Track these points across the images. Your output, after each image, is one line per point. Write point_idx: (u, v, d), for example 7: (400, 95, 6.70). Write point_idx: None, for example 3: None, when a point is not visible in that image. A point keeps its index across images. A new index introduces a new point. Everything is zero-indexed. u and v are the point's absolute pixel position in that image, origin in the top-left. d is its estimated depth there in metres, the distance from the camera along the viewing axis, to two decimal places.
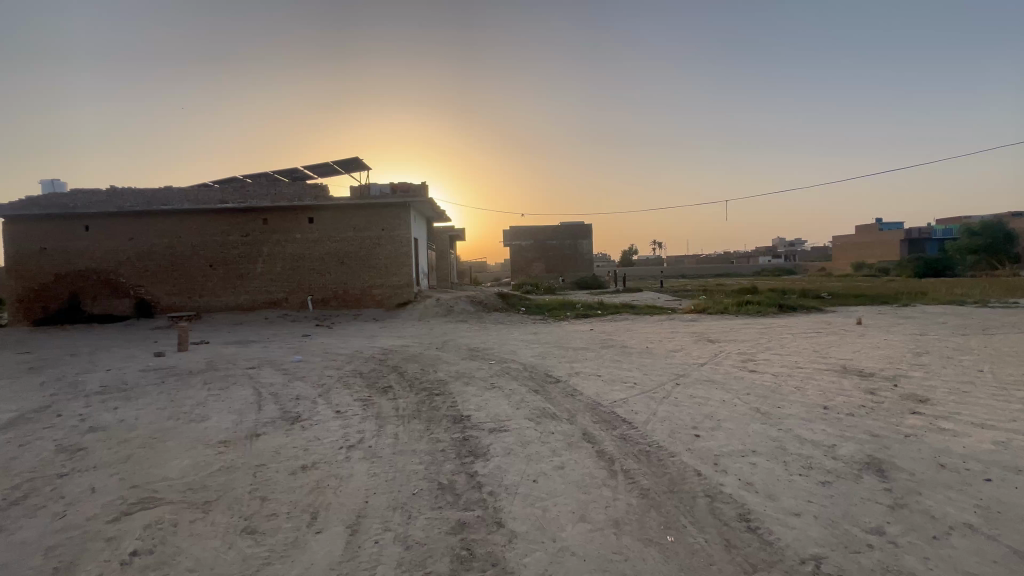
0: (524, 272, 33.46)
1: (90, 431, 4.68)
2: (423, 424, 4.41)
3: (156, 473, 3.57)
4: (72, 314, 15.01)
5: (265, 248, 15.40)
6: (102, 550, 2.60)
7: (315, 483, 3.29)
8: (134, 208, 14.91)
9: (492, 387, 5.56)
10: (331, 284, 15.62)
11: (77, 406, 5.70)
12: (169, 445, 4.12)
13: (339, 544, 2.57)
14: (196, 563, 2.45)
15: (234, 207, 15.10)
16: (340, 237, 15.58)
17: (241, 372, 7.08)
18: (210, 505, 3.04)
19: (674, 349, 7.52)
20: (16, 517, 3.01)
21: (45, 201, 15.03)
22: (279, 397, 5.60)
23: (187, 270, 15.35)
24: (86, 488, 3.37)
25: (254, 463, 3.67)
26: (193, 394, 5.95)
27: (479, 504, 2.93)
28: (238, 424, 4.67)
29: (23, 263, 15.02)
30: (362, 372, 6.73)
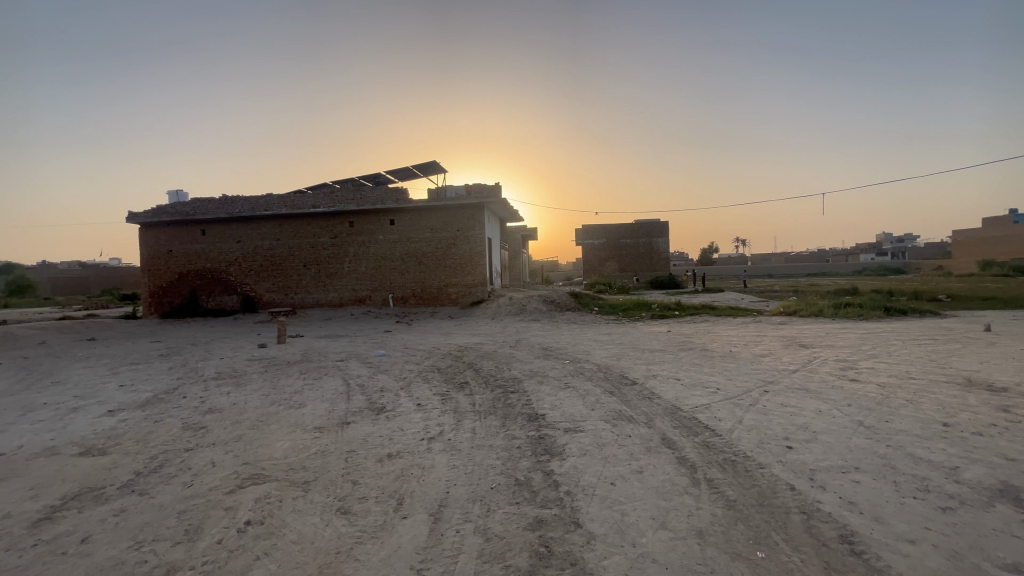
0: (597, 271, 32.91)
1: (209, 412, 5.30)
2: (499, 421, 4.51)
3: (262, 453, 3.96)
4: (192, 308, 17.02)
5: (351, 249, 16.50)
6: (222, 518, 2.93)
7: (400, 471, 3.48)
8: (241, 214, 16.60)
9: (567, 387, 5.55)
10: (410, 282, 16.38)
11: (198, 389, 6.48)
12: (274, 428, 4.57)
13: (423, 530, 2.71)
14: (299, 536, 2.70)
15: (324, 211, 16.31)
16: (419, 238, 16.29)
17: (331, 364, 7.66)
18: (309, 485, 3.33)
19: (761, 354, 7.03)
20: (155, 483, 3.48)
21: (171, 209, 17.18)
22: (366, 389, 5.98)
23: (284, 269, 16.83)
24: (206, 462, 3.82)
25: (346, 448, 3.96)
26: (292, 382, 6.53)
27: (556, 503, 2.95)
28: (331, 411, 5.06)
29: (154, 263, 17.31)
30: (440, 368, 7.01)
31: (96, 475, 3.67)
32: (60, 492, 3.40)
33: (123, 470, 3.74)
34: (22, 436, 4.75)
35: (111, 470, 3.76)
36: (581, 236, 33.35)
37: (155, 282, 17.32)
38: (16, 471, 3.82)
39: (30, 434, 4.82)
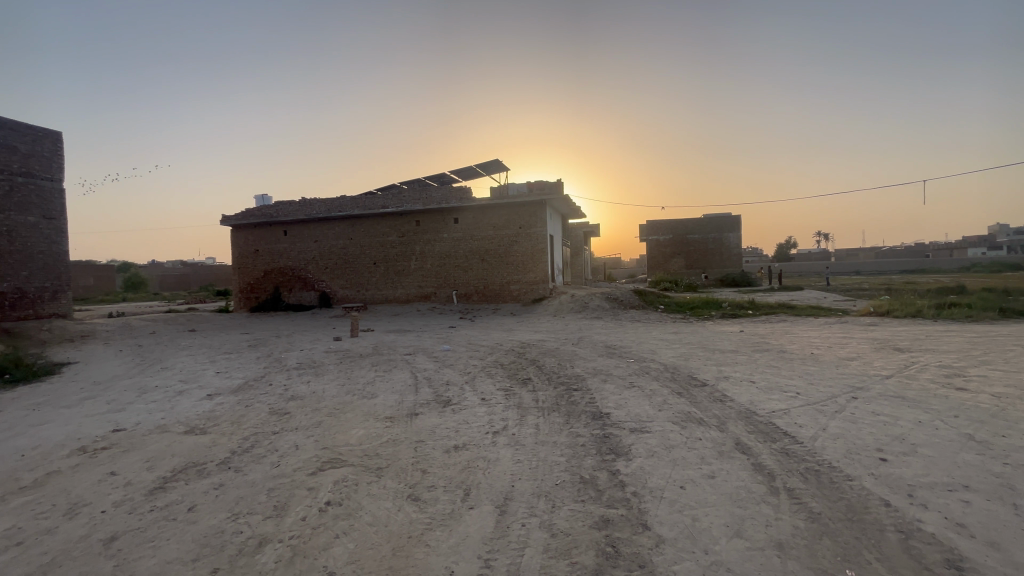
0: (662, 268, 31.82)
1: (292, 399, 5.73)
2: (563, 418, 4.49)
3: (339, 439, 4.22)
4: (275, 303, 18.44)
5: (418, 248, 17.11)
6: (306, 497, 3.16)
7: (466, 463, 3.57)
8: (318, 215, 17.73)
9: (632, 386, 5.42)
10: (473, 280, 16.72)
11: (282, 377, 7.03)
12: (349, 417, 4.84)
13: (489, 522, 2.76)
14: (373, 519, 2.84)
15: (393, 211, 17.03)
16: (482, 236, 16.56)
17: (400, 357, 8.01)
18: (381, 471, 3.50)
19: (849, 357, 6.48)
20: (247, 462, 3.82)
21: (258, 212, 18.70)
22: (433, 382, 6.19)
23: (356, 267, 17.77)
24: (291, 445, 4.13)
25: (415, 438, 4.12)
26: (364, 374, 6.90)
27: (623, 503, 2.89)
28: (400, 403, 5.28)
29: (244, 262, 18.94)
30: (504, 364, 7.09)
31: (198, 452, 4.08)
32: (171, 465, 3.82)
33: (220, 448, 4.13)
34: (139, 414, 5.38)
35: (211, 448, 4.16)
36: (646, 231, 32.37)
37: (244, 279, 18.96)
38: (136, 445, 4.33)
39: (145, 412, 5.45)
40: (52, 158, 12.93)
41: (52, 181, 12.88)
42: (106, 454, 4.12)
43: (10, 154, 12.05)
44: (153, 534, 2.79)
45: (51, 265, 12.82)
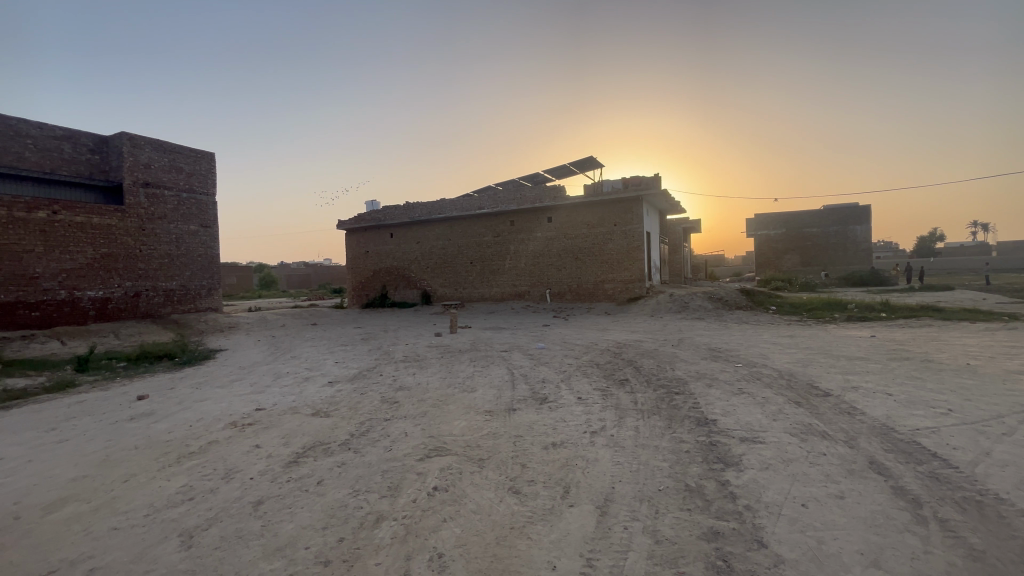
0: (773, 265, 29.18)
1: (400, 389, 6.17)
2: (664, 422, 4.32)
3: (444, 428, 4.46)
4: (382, 300, 19.97)
5: (512, 248, 17.48)
6: (415, 481, 3.38)
7: (565, 461, 3.57)
8: (420, 218, 18.89)
9: (741, 393, 5.04)
10: (567, 278, 16.66)
11: (391, 368, 7.60)
12: (451, 408, 5.10)
13: (590, 521, 2.74)
14: (478, 507, 2.97)
15: (489, 212, 17.59)
16: (576, 235, 16.45)
17: (497, 354, 8.26)
18: (483, 462, 3.63)
19: (1020, 370, 5.41)
20: (363, 444, 4.18)
21: (368, 217, 20.42)
22: (529, 379, 6.29)
23: (454, 267, 18.63)
24: (401, 432, 4.45)
25: (514, 433, 4.22)
26: (464, 368, 7.22)
27: (734, 516, 2.71)
28: (498, 398, 5.44)
29: (356, 262, 20.78)
30: (600, 363, 6.99)
31: (323, 432, 4.56)
32: (303, 442, 4.31)
33: (341, 431, 4.58)
34: (275, 396, 6.15)
35: (334, 430, 4.63)
36: (755, 226, 29.88)
37: (356, 278, 20.80)
38: (274, 422, 4.96)
39: (280, 395, 6.22)
40: (208, 175, 15.22)
41: (208, 195, 15.17)
42: (252, 429, 4.77)
43: (178, 174, 14.41)
44: (290, 501, 3.17)
45: (207, 266, 15.13)
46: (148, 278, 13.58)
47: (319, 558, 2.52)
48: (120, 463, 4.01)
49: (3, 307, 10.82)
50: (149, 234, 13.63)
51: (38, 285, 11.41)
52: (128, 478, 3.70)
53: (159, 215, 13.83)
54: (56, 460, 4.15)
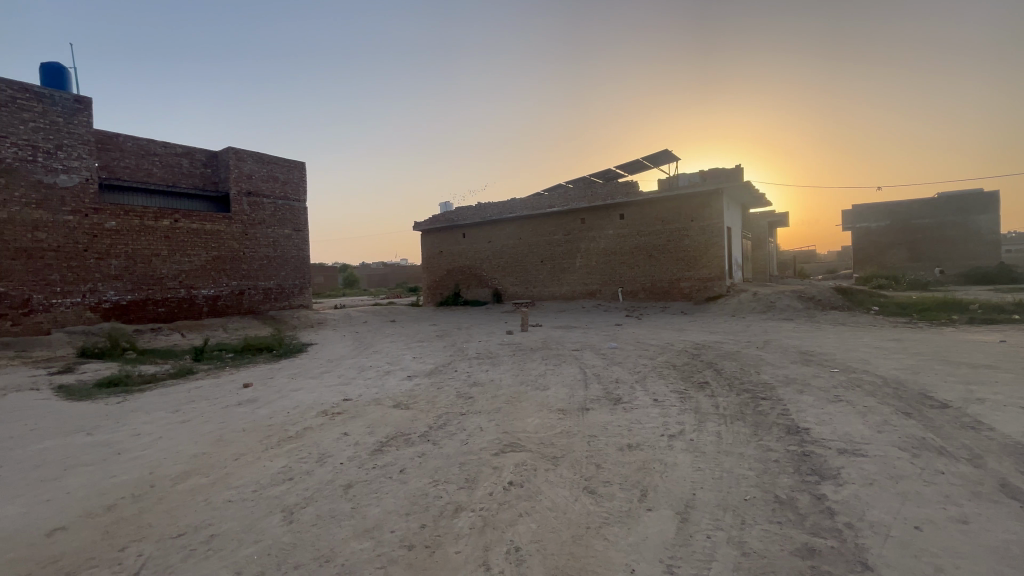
0: (874, 261, 26.38)
1: (474, 385, 6.35)
2: (750, 428, 4.06)
3: (517, 425, 4.52)
4: (455, 298, 20.60)
5: (582, 246, 17.30)
6: (491, 475, 3.46)
7: (641, 464, 3.48)
8: (492, 218, 19.27)
9: (838, 400, 4.62)
10: (640, 277, 16.15)
11: (465, 365, 7.83)
12: (525, 405, 5.16)
13: (670, 527, 2.66)
14: (553, 504, 2.98)
15: (560, 211, 17.56)
16: (650, 232, 15.93)
17: (569, 352, 8.22)
18: (557, 460, 3.64)
19: None
20: (441, 437, 4.35)
21: (443, 218, 21.19)
22: (602, 379, 6.20)
23: (525, 266, 18.78)
24: (476, 426, 4.57)
25: (588, 433, 4.18)
26: (536, 367, 7.27)
27: (833, 534, 2.49)
28: (571, 397, 5.42)
29: (431, 262, 21.63)
30: (677, 365, 6.72)
31: (404, 423, 4.81)
32: (386, 432, 4.57)
33: (420, 423, 4.80)
34: (360, 388, 6.58)
35: (414, 421, 4.87)
36: (852, 219, 27.22)
37: (431, 277, 21.65)
38: (359, 412, 5.31)
39: (364, 387, 6.63)
40: (300, 183, 16.55)
41: (300, 202, 16.51)
42: (340, 418, 5.14)
43: (274, 183, 15.81)
44: (376, 487, 3.38)
45: (299, 266, 16.45)
46: (250, 278, 15.03)
47: (404, 542, 2.66)
48: (232, 443, 4.49)
49: (137, 304, 12.49)
50: (251, 238, 15.09)
51: (163, 284, 13.04)
52: (238, 457, 4.13)
53: (259, 221, 15.27)
54: (181, 438, 4.73)
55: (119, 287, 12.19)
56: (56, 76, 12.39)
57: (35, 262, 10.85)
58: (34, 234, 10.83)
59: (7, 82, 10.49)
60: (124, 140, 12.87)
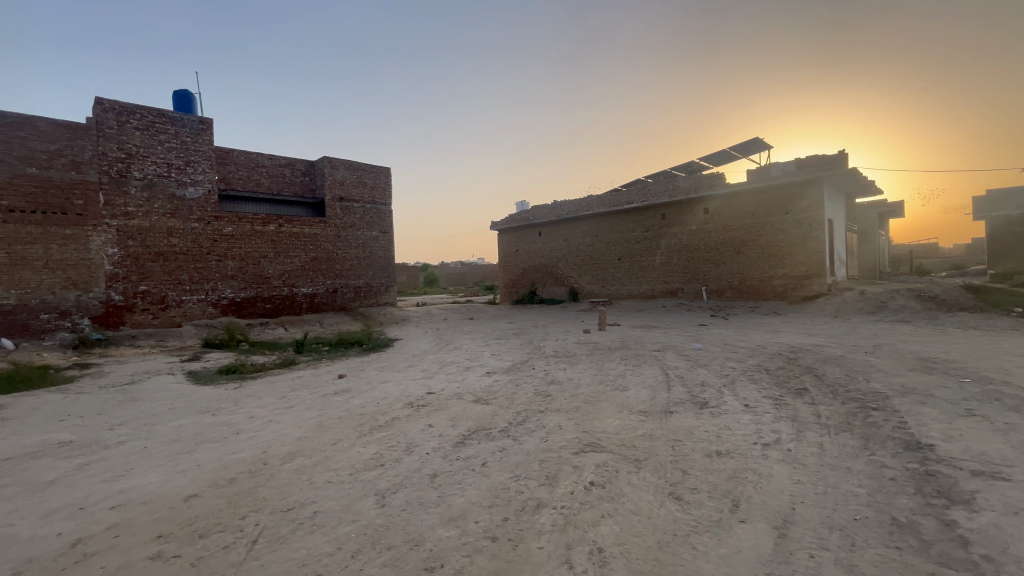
0: (1016, 254, 22.66)
1: (552, 383, 6.36)
2: (859, 441, 3.68)
3: (597, 425, 4.46)
4: (531, 297, 20.76)
5: (662, 242, 16.66)
6: (572, 474, 3.44)
7: (732, 472, 3.28)
8: (568, 216, 19.18)
9: (970, 415, 4.03)
10: (726, 274, 15.18)
11: (542, 363, 7.87)
12: (604, 405, 5.08)
13: (767, 542, 2.48)
14: (636, 508, 2.90)
15: (638, 206, 17.05)
16: (737, 226, 14.94)
17: (649, 353, 7.96)
18: (640, 463, 3.54)
19: None
20: (521, 433, 4.41)
21: (520, 217, 21.49)
22: (686, 381, 5.94)
23: (602, 264, 18.48)
24: (555, 424, 4.58)
25: (672, 437, 4.02)
26: (616, 367, 7.12)
27: (967, 567, 2.18)
28: (653, 398, 5.24)
29: (508, 261, 21.99)
30: (770, 369, 6.26)
31: (485, 418, 4.94)
32: (468, 426, 4.73)
33: (500, 418, 4.90)
34: (443, 382, 6.88)
35: (494, 417, 4.97)
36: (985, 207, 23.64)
37: (508, 276, 22.03)
38: (443, 405, 5.54)
39: (445, 381, 6.91)
40: (385, 187, 17.55)
41: (385, 206, 17.51)
42: (425, 410, 5.40)
43: (363, 188, 16.91)
44: (460, 478, 3.50)
45: (385, 266, 17.45)
46: (343, 277, 16.21)
47: (488, 533, 2.73)
48: (330, 429, 4.90)
49: (249, 300, 13.97)
50: (344, 240, 16.28)
51: (270, 283, 14.45)
52: (335, 442, 4.48)
53: (350, 224, 16.43)
54: (287, 422, 5.24)
55: (235, 286, 13.70)
56: (185, 101, 14.21)
57: (169, 264, 12.52)
58: (168, 239, 12.50)
59: (147, 108, 12.20)
60: (238, 154, 14.44)
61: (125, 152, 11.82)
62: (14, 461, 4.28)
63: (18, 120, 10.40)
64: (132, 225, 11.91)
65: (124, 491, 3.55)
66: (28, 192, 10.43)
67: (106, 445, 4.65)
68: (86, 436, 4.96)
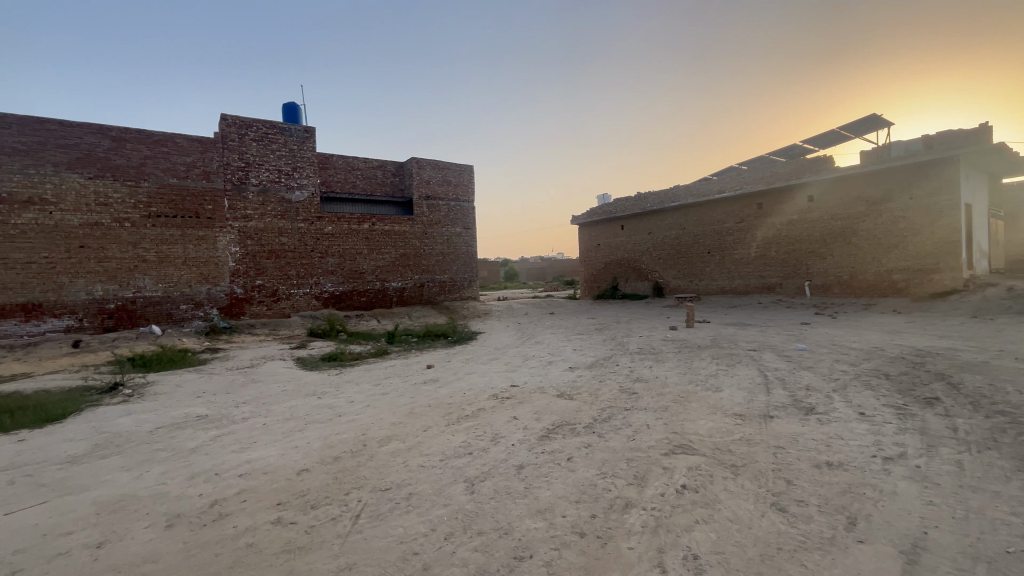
0: None
1: (638, 380, 6.17)
2: (1010, 462, 3.15)
3: (688, 426, 4.25)
4: (614, 292, 20.31)
5: (758, 234, 15.45)
6: (661, 475, 3.32)
7: (846, 487, 2.97)
8: (653, 208, 18.48)
9: None
10: (834, 268, 13.70)
11: (627, 359, 7.66)
12: (695, 406, 4.83)
13: (892, 567, 2.21)
14: (734, 516, 2.73)
15: (731, 196, 15.97)
16: (847, 214, 13.41)
17: (744, 352, 7.43)
18: (737, 469, 3.32)
19: None
20: (607, 430, 4.33)
21: (602, 211, 21.10)
22: (789, 384, 5.46)
23: (689, 257, 17.59)
24: (642, 423, 4.44)
25: (773, 443, 3.73)
26: (707, 366, 6.74)
27: None
28: (750, 401, 4.89)
29: (590, 256, 21.73)
30: (890, 374, 5.55)
31: (569, 413, 4.91)
32: (552, 420, 4.73)
33: (584, 414, 4.85)
34: (526, 376, 6.95)
35: (579, 412, 4.93)
36: None
37: (590, 271, 21.73)
38: (527, 399, 5.60)
39: (529, 375, 6.99)
40: (469, 185, 18.05)
41: (469, 202, 18.02)
42: (509, 402, 5.51)
43: (448, 186, 17.55)
44: (546, 471, 3.52)
45: (468, 262, 17.98)
46: (429, 272, 16.97)
47: (576, 528, 2.72)
48: (421, 416, 5.16)
49: (346, 294, 15.12)
50: (430, 237, 17.03)
51: (364, 278, 15.52)
52: (427, 428, 4.71)
53: (436, 221, 17.14)
54: (383, 407, 5.61)
55: (335, 281, 14.90)
56: (293, 113, 15.65)
57: (280, 261, 13.91)
58: (279, 239, 13.89)
59: (262, 121, 13.61)
60: (337, 159, 15.63)
61: (244, 161, 13.32)
62: (165, 430, 5.02)
63: (162, 138, 12.07)
64: (250, 226, 13.38)
65: (249, 462, 4.02)
66: (170, 199, 12.10)
67: (234, 420, 5.30)
68: (218, 411, 5.69)
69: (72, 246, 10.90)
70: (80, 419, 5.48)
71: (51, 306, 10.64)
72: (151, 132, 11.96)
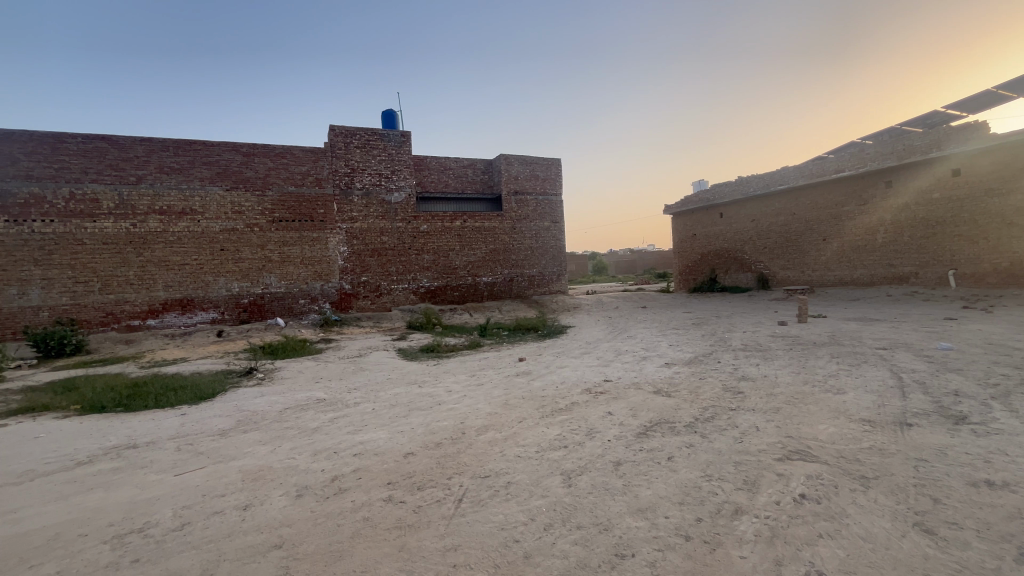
0: None
1: (743, 379, 5.75)
2: None
3: (805, 431, 3.86)
4: (712, 284, 19.09)
5: (887, 217, 13.57)
6: (776, 482, 3.05)
7: (1015, 511, 2.51)
8: (756, 193, 17.07)
9: None
10: (987, 253, 11.60)
11: (729, 356, 7.16)
12: (813, 409, 4.38)
13: None
14: (867, 534, 2.43)
15: (851, 175, 14.21)
16: (1005, 189, 11.28)
17: (871, 351, 6.58)
18: (869, 482, 2.95)
19: None
20: (710, 430, 4.08)
21: (698, 199, 19.92)
22: (931, 388, 4.73)
23: (800, 245, 16.00)
24: (751, 424, 4.13)
25: (914, 455, 3.26)
26: (825, 365, 6.08)
27: None
28: (882, 406, 4.32)
29: (685, 246, 20.65)
30: None
31: (668, 411, 4.71)
32: (650, 417, 4.57)
33: (684, 412, 4.63)
34: (620, 371, 6.79)
35: (678, 410, 4.71)
36: None
37: (685, 262, 20.65)
38: (621, 394, 5.47)
39: (623, 370, 6.82)
40: (556, 178, 17.98)
41: (556, 196, 17.96)
42: (603, 397, 5.42)
43: (536, 180, 17.63)
44: (645, 469, 3.41)
45: (557, 255, 17.95)
46: (518, 267, 17.22)
47: (681, 531, 2.60)
48: (515, 407, 5.26)
49: (441, 288, 15.87)
50: (519, 231, 17.25)
51: (457, 273, 16.16)
52: (521, 420, 4.79)
53: (524, 216, 17.33)
54: (479, 397, 5.81)
55: (430, 276, 15.70)
56: (391, 119, 16.69)
57: (382, 259, 14.96)
58: (381, 238, 14.93)
59: (364, 129, 14.69)
60: (430, 160, 16.38)
61: (350, 168, 14.48)
62: (291, 410, 5.65)
63: (282, 151, 13.50)
64: (355, 227, 14.53)
65: (362, 443, 4.38)
66: (290, 206, 13.54)
67: (348, 404, 5.83)
68: (334, 396, 6.29)
69: (215, 249, 12.65)
70: (226, 398, 6.38)
71: (200, 301, 12.47)
72: (273, 146, 13.42)
